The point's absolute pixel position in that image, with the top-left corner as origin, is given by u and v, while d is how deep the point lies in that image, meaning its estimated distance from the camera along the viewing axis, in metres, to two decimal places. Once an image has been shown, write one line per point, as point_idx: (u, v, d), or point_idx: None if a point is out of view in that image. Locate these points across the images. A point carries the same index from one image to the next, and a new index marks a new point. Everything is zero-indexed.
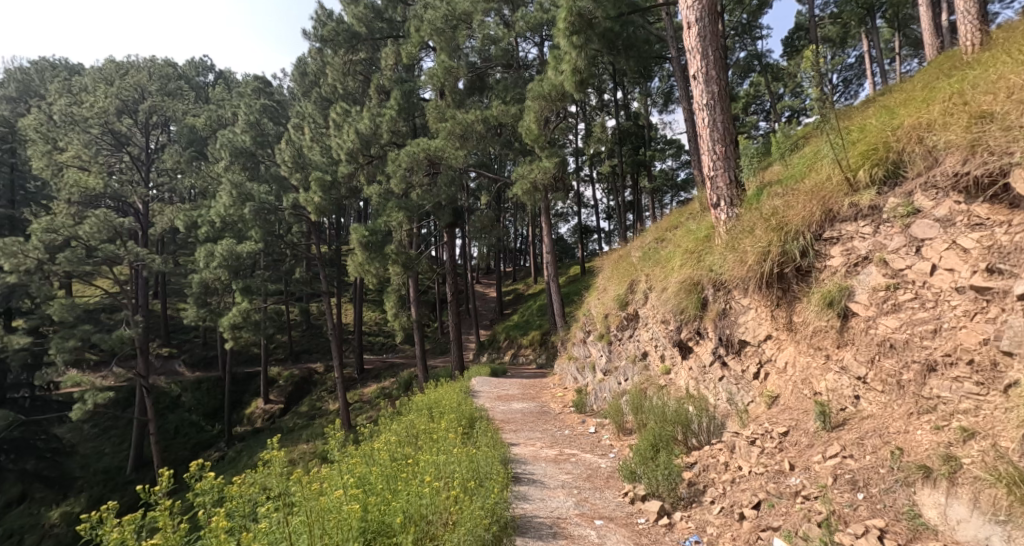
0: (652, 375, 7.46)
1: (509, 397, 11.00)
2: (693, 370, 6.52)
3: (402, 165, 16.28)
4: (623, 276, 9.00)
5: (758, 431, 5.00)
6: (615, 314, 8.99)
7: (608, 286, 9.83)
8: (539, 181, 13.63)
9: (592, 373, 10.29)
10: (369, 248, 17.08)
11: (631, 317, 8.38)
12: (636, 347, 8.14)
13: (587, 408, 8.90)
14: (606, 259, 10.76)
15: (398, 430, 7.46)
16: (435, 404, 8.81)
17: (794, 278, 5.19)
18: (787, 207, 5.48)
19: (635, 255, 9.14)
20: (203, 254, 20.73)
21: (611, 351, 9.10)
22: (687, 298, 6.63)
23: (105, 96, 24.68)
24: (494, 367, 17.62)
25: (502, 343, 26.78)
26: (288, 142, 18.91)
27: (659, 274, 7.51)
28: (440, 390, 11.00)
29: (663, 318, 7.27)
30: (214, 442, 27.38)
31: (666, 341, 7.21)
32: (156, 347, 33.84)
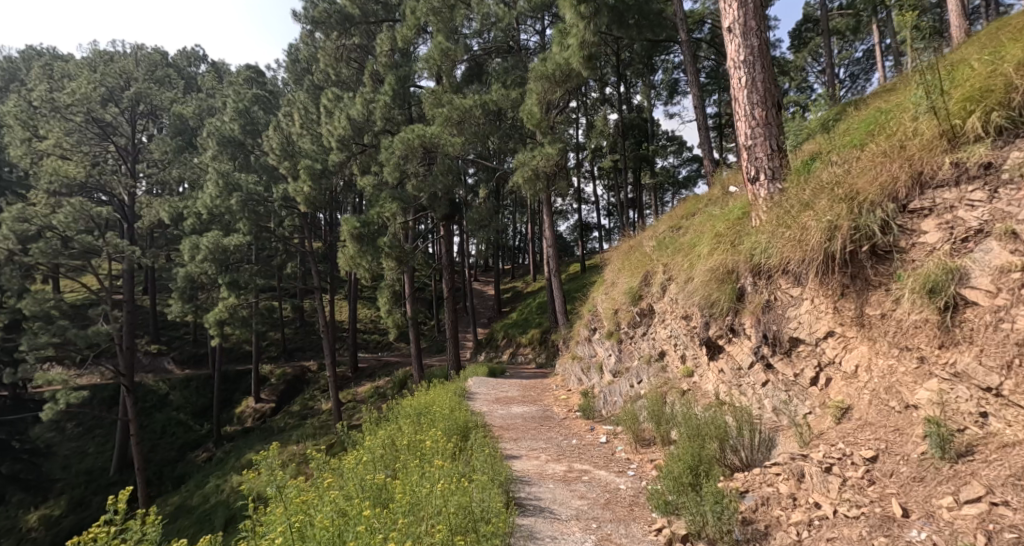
0: (671, 379, 6.74)
1: (509, 400, 10.18)
2: (724, 373, 5.84)
3: (396, 152, 15.45)
4: (633, 269, 8.25)
5: (833, 456, 4.12)
6: (625, 309, 8.23)
7: (616, 280, 9.09)
8: (541, 169, 12.83)
9: (599, 373, 9.51)
10: (361, 241, 16.25)
11: (644, 313, 7.63)
12: (651, 346, 7.40)
13: (596, 413, 8.10)
14: (614, 251, 10.00)
15: (379, 443, 6.60)
16: (423, 411, 7.98)
17: (869, 261, 4.39)
18: (857, 174, 4.70)
19: (646, 245, 8.39)
20: (188, 247, 19.89)
21: (620, 351, 8.37)
22: (718, 288, 5.82)
23: (88, 82, 24.18)
24: (493, 367, 16.80)
25: (501, 341, 25.96)
26: (276, 129, 17.95)
27: (679, 264, 6.73)
28: (428, 392, 10.20)
29: (685, 313, 6.51)
30: (202, 442, 26.50)
31: (690, 340, 6.47)
32: (145, 344, 33.02)
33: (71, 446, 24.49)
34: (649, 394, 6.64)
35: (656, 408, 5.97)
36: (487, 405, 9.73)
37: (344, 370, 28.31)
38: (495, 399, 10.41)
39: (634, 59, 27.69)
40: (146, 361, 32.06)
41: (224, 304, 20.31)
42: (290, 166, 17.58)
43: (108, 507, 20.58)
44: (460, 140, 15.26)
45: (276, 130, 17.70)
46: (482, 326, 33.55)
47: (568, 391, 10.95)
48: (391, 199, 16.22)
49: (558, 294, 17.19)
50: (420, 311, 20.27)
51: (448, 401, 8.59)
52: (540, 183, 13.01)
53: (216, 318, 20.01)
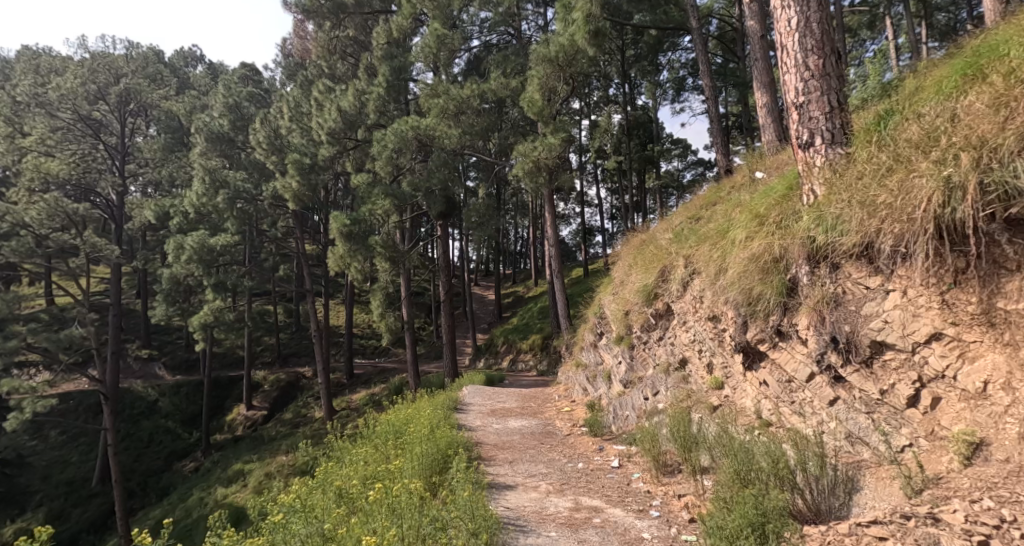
0: (698, 393, 5.82)
1: (507, 412, 9.19)
2: (767, 386, 4.91)
3: (389, 145, 14.52)
4: (644, 266, 7.33)
5: (994, 516, 2.91)
6: (636, 311, 7.29)
7: (625, 279, 8.19)
8: (543, 160, 11.92)
9: (607, 382, 8.56)
10: (352, 239, 15.32)
11: (660, 314, 6.70)
12: (670, 354, 6.48)
13: (605, 429, 7.12)
14: (623, 246, 9.06)
15: (348, 472, 5.56)
16: (399, 431, 6.96)
17: (1002, 233, 3.34)
18: (968, 122, 3.71)
19: (660, 238, 7.47)
20: (173, 247, 19.00)
21: (632, 359, 7.43)
22: (763, 281, 4.83)
23: (75, 78, 23.50)
24: (491, 374, 15.83)
25: (501, 348, 24.94)
26: (263, 121, 16.84)
27: (704, 257, 5.77)
28: (408, 406, 9.20)
29: (713, 314, 5.56)
30: (190, 451, 25.53)
31: (719, 347, 5.55)
32: (135, 348, 32.16)
33: (53, 455, 23.55)
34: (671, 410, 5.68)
35: (683, 430, 4.97)
36: (482, 418, 8.76)
37: (339, 377, 27.34)
38: (492, 411, 9.43)
39: (640, 55, 26.84)
40: (136, 366, 31.18)
41: (209, 307, 19.30)
42: (278, 160, 16.68)
43: (87, 520, 19.61)
44: (456, 131, 14.43)
45: (265, 122, 16.83)
46: (482, 331, 32.57)
47: (573, 401, 9.95)
48: (383, 195, 15.31)
49: (560, 296, 16.19)
50: (415, 315, 19.29)
51: (428, 416, 7.58)
52: (541, 175, 12.10)
53: (201, 321, 18.92)
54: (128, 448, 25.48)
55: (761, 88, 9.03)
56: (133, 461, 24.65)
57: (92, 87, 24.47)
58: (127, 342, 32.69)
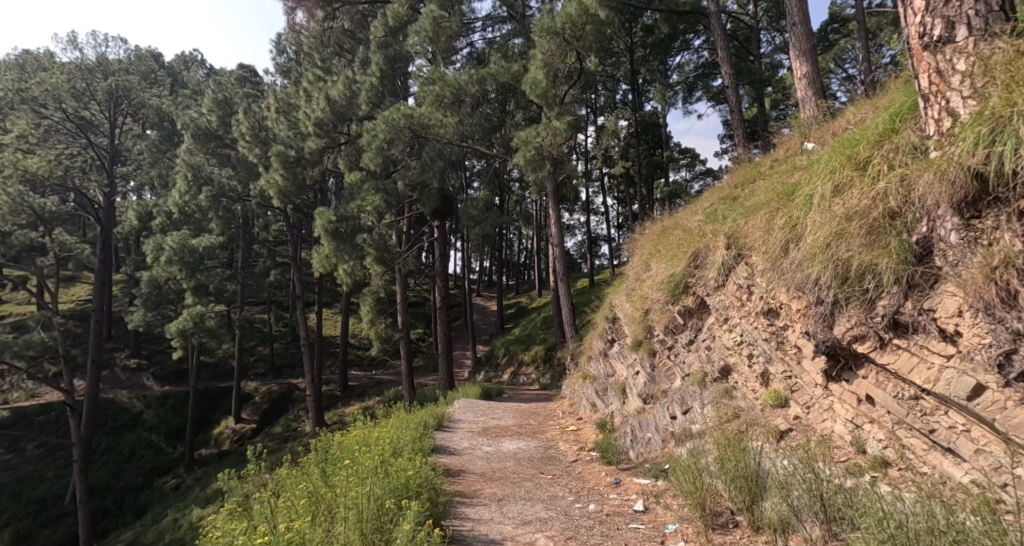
0: (757, 415, 4.60)
1: (501, 431, 7.90)
2: (885, 415, 3.62)
3: (380, 134, 13.29)
4: (666, 255, 6.20)
5: None
6: (659, 310, 6.17)
7: (641, 274, 7.06)
8: (547, 147, 10.71)
9: (622, 396, 7.26)
10: (338, 237, 14.17)
11: (698, 309, 5.55)
12: (705, 362, 5.44)
13: (621, 455, 5.82)
14: (639, 238, 7.84)
15: (259, 519, 3.99)
16: (347, 460, 5.40)
17: None
18: None
19: (685, 224, 6.35)
20: (152, 248, 17.90)
21: (658, 372, 6.25)
22: (873, 248, 3.61)
23: (59, 73, 22.59)
24: (488, 387, 14.45)
25: (501, 360, 23.58)
26: (248, 113, 15.77)
27: (762, 230, 4.60)
28: (373, 425, 7.83)
29: (770, 307, 4.52)
30: (173, 467, 24.24)
31: (777, 352, 4.54)
32: (123, 357, 31.01)
33: (27, 469, 22.27)
34: (715, 435, 4.44)
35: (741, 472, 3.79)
36: (472, 438, 7.46)
37: (332, 388, 26.01)
38: (484, 429, 8.13)
39: (649, 54, 25.60)
40: (123, 376, 29.99)
41: (188, 311, 17.84)
42: (262, 154, 15.49)
43: None
44: (452, 120, 13.28)
45: (249, 112, 15.71)
46: (482, 343, 31.21)
47: (580, 419, 8.63)
48: (374, 190, 14.10)
49: (564, 301, 14.85)
50: (410, 323, 18.00)
51: (395, 440, 6.16)
52: (545, 160, 10.82)
53: (178, 327, 17.47)
54: (107, 463, 24.15)
55: (799, 56, 7.68)
56: (112, 477, 23.35)
57: (78, 83, 23.57)
58: (116, 351, 31.54)
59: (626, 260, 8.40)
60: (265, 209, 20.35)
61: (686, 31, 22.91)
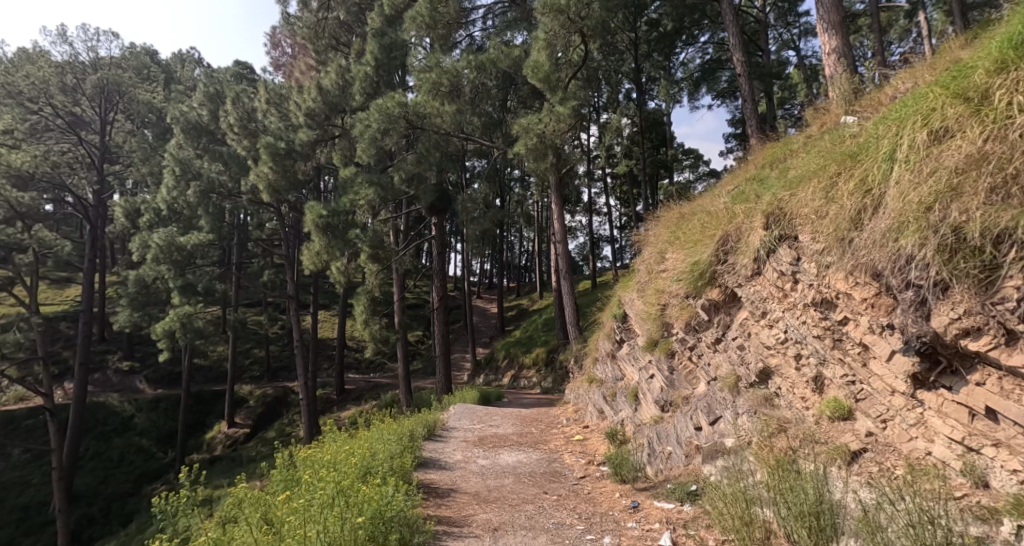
0: (816, 431, 3.95)
1: (499, 442, 7.22)
2: (1011, 438, 2.88)
3: (372, 123, 12.61)
4: (688, 244, 5.78)
5: None
6: (678, 308, 5.81)
7: (655, 268, 6.60)
8: (550, 134, 10.02)
9: (635, 403, 6.60)
10: (330, 231, 13.42)
11: (728, 302, 5.12)
12: (736, 364, 4.97)
13: (637, 472, 5.20)
14: (650, 230, 7.34)
15: None
16: (310, 477, 4.67)
17: None
18: None
19: (707, 211, 5.92)
20: (138, 245, 17.24)
21: (684, 378, 5.69)
22: (1006, 205, 2.93)
23: (46, 65, 21.92)
24: (487, 391, 13.71)
25: (502, 363, 22.86)
26: (236, 103, 15.10)
27: (817, 203, 4.08)
28: (355, 433, 7.19)
29: (825, 300, 3.98)
30: (163, 473, 23.54)
31: (831, 353, 4.02)
32: (115, 360, 30.32)
33: (12, 476, 21.57)
34: (761, 454, 3.91)
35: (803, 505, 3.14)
36: (465, 450, 6.80)
37: (328, 392, 25.29)
38: (479, 439, 7.46)
39: (654, 49, 24.91)
40: (115, 379, 29.30)
41: (176, 312, 17.02)
42: (251, 146, 14.84)
43: None
44: (449, 108, 12.61)
45: (237, 102, 15.09)
46: (483, 346, 30.48)
47: (586, 428, 7.92)
48: (367, 183, 13.42)
49: (568, 301, 14.12)
50: (407, 324, 17.30)
51: (375, 454, 5.47)
52: (547, 147, 10.11)
53: (165, 328, 16.69)
54: (96, 468, 23.45)
55: (828, 29, 6.94)
56: (99, 483, 22.63)
57: (65, 76, 23.02)
58: (109, 353, 30.90)
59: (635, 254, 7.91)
60: (257, 206, 19.71)
61: (694, 22, 22.16)
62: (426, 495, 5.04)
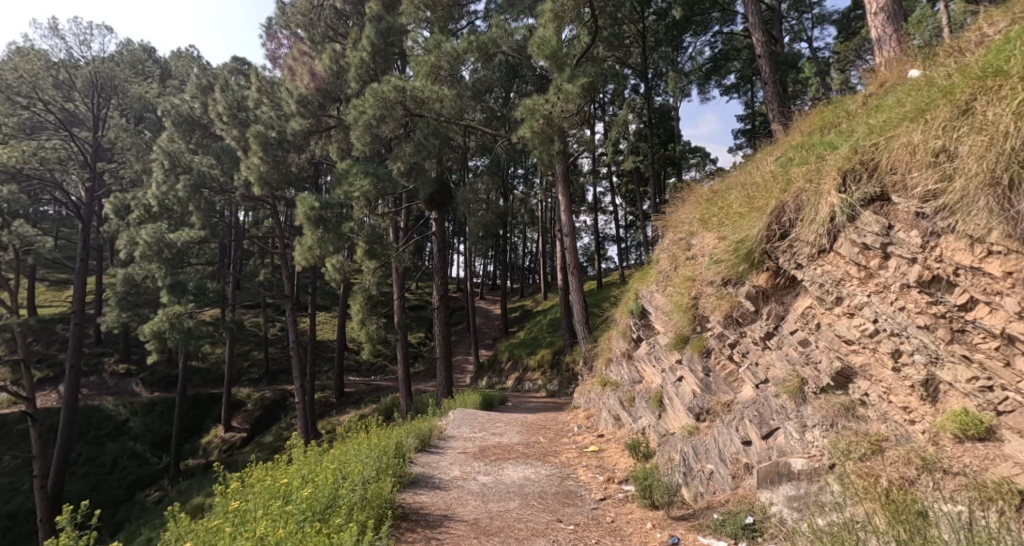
0: (937, 454, 3.24)
1: (503, 453, 6.61)
2: None
3: (368, 109, 11.84)
4: (729, 221, 5.18)
5: None
6: (714, 298, 5.31)
7: (685, 254, 6.01)
8: (557, 116, 9.26)
9: (660, 409, 6.15)
10: (322, 224, 13.02)
11: (783, 288, 4.53)
12: (802, 364, 4.30)
13: (672, 498, 4.79)
14: (673, 217, 6.71)
15: None
16: (246, 508, 3.90)
17: None
18: None
19: (749, 185, 5.34)
20: (126, 243, 16.55)
21: (729, 382, 5.11)
22: None
23: (38, 59, 21.23)
24: (492, 395, 12.91)
25: (505, 365, 22.06)
26: (225, 91, 14.37)
27: (935, 146, 3.34)
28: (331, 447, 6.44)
29: (950, 281, 3.21)
30: (157, 479, 22.85)
31: (949, 352, 3.28)
32: (112, 363, 29.67)
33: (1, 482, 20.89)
34: (866, 489, 3.26)
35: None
36: (465, 464, 6.20)
37: (327, 395, 24.57)
38: (480, 451, 6.83)
39: (662, 41, 24.18)
40: (111, 382, 28.65)
41: (165, 311, 16.28)
42: (240, 136, 14.13)
43: None
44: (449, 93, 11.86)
45: (227, 90, 14.38)
46: (486, 347, 29.71)
47: (601, 436, 7.28)
48: (362, 173, 12.66)
49: (576, 298, 13.33)
50: (407, 324, 16.54)
51: (344, 479, 4.68)
52: (553, 129, 9.34)
53: (153, 328, 15.97)
54: (88, 474, 22.77)
55: None
56: (91, 489, 21.95)
57: (58, 71, 22.37)
58: (104, 356, 30.27)
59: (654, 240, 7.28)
60: (252, 202, 19.04)
61: (703, 12, 21.73)
62: (413, 529, 4.39)
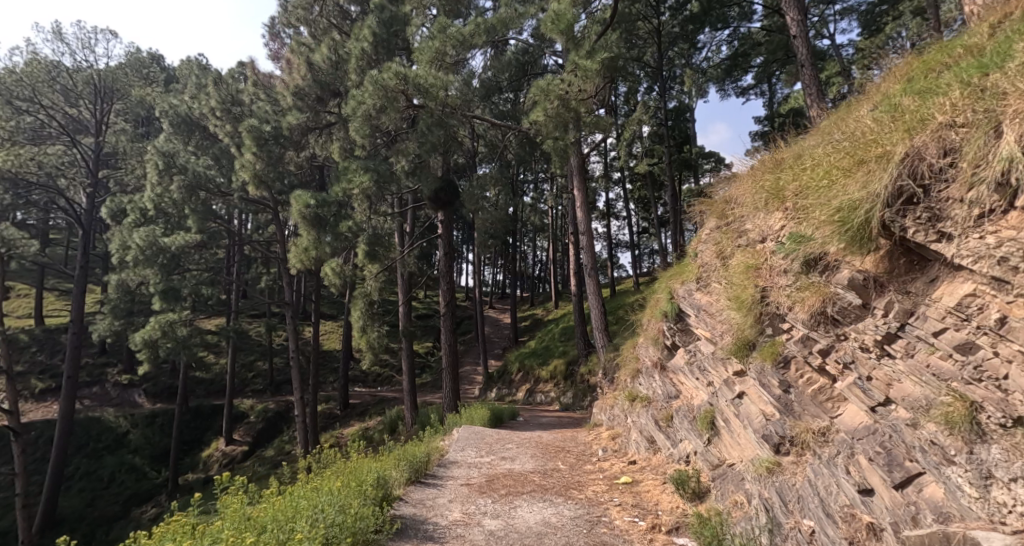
0: None
1: (514, 488, 5.78)
2: None
3: (367, 98, 10.96)
4: (819, 188, 4.39)
5: None
6: (795, 291, 4.43)
7: (751, 239, 5.22)
8: (574, 98, 8.35)
9: (710, 434, 5.38)
10: (319, 224, 12.09)
11: (905, 271, 3.66)
12: (977, 377, 3.09)
13: None
14: (726, 205, 5.96)
15: None
16: None
17: None
18: None
19: (837, 146, 4.55)
20: (118, 247, 15.73)
21: (821, 406, 4.18)
22: None
23: (39, 62, 20.67)
24: (504, 409, 11.88)
25: (516, 376, 20.99)
26: (219, 85, 13.56)
27: None
28: (288, 485, 5.35)
29: None
30: (154, 494, 21.97)
31: None
32: (115, 373, 28.98)
33: None
34: None
35: None
36: (466, 503, 5.41)
37: (331, 407, 23.63)
38: (489, 483, 5.98)
39: (678, 38, 23.21)
40: (114, 393, 27.92)
41: (157, 319, 15.40)
42: (234, 131, 13.24)
43: None
44: (452, 78, 10.87)
45: (221, 83, 13.54)
46: (495, 357, 28.72)
47: (633, 464, 6.43)
48: (362, 169, 11.72)
49: (594, 301, 12.26)
50: (412, 332, 15.56)
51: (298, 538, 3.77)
52: (569, 113, 8.38)
53: (144, 337, 15.09)
54: (84, 489, 21.96)
55: None
56: (86, 505, 21.11)
57: (60, 74, 21.79)
58: (107, 366, 29.53)
59: (694, 236, 6.48)
60: (252, 205, 18.23)
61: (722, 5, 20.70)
62: None
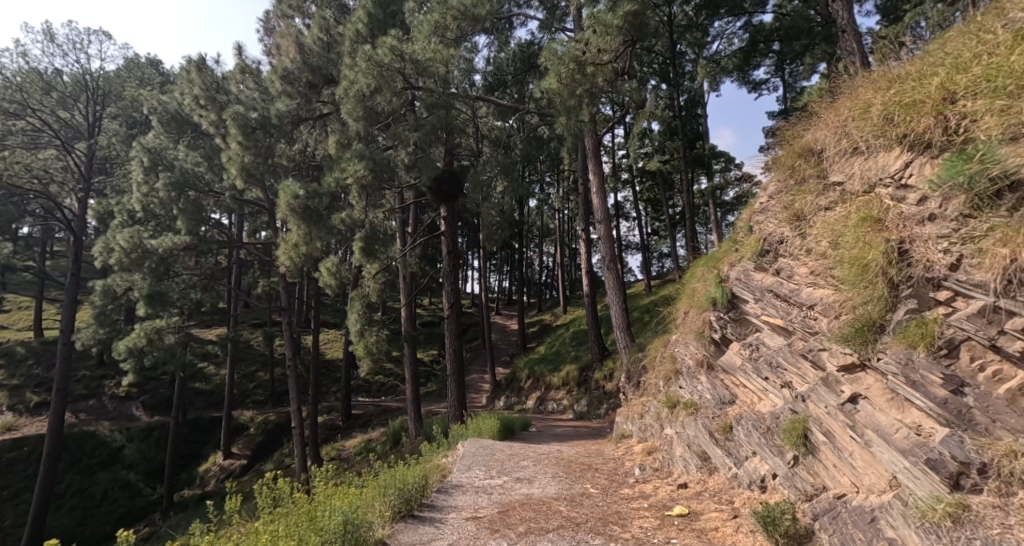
0: None
1: (538, 526, 4.70)
2: None
3: (360, 77, 9.99)
4: (1013, 68, 3.79)
5: None
6: (959, 235, 3.70)
7: (883, 174, 4.54)
8: (590, 61, 7.65)
9: (800, 452, 4.56)
10: (310, 218, 11.16)
11: None
12: None
13: None
14: (809, 165, 5.51)
15: None
16: None
17: None
18: None
19: (993, 50, 4.04)
20: (100, 250, 14.72)
21: None
22: None
23: (28, 67, 19.67)
24: (516, 419, 10.75)
25: (525, 383, 19.89)
26: (203, 72, 12.56)
27: None
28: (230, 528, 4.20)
29: None
30: (149, 513, 20.92)
31: None
32: (112, 385, 28.02)
33: None
34: None
35: None
36: None
37: (333, 418, 22.58)
38: (501, 517, 4.96)
39: (690, 28, 22.10)
40: (111, 406, 26.95)
41: (142, 326, 14.37)
42: (220, 121, 12.28)
43: None
44: (453, 53, 9.94)
45: (206, 70, 12.58)
46: (502, 365, 27.62)
47: (684, 489, 5.53)
48: (357, 157, 10.66)
49: (613, 299, 11.23)
50: (414, 337, 14.50)
51: None
52: (584, 80, 7.67)
53: (129, 345, 14.07)
54: (75, 508, 20.92)
55: None
56: (76, 525, 20.06)
57: (52, 80, 20.79)
58: (105, 379, 28.58)
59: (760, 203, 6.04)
60: (246, 206, 17.27)
61: None
62: None
